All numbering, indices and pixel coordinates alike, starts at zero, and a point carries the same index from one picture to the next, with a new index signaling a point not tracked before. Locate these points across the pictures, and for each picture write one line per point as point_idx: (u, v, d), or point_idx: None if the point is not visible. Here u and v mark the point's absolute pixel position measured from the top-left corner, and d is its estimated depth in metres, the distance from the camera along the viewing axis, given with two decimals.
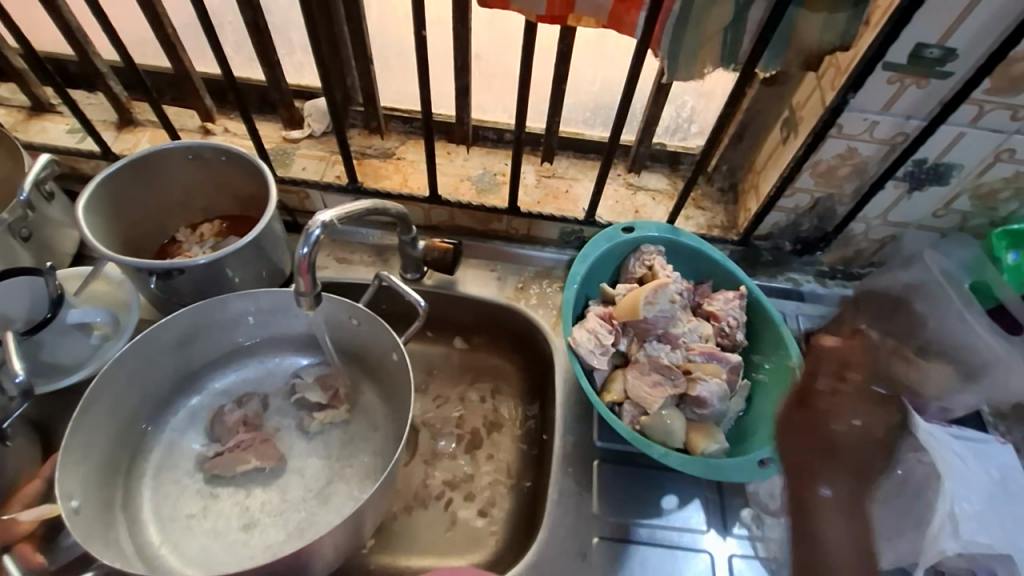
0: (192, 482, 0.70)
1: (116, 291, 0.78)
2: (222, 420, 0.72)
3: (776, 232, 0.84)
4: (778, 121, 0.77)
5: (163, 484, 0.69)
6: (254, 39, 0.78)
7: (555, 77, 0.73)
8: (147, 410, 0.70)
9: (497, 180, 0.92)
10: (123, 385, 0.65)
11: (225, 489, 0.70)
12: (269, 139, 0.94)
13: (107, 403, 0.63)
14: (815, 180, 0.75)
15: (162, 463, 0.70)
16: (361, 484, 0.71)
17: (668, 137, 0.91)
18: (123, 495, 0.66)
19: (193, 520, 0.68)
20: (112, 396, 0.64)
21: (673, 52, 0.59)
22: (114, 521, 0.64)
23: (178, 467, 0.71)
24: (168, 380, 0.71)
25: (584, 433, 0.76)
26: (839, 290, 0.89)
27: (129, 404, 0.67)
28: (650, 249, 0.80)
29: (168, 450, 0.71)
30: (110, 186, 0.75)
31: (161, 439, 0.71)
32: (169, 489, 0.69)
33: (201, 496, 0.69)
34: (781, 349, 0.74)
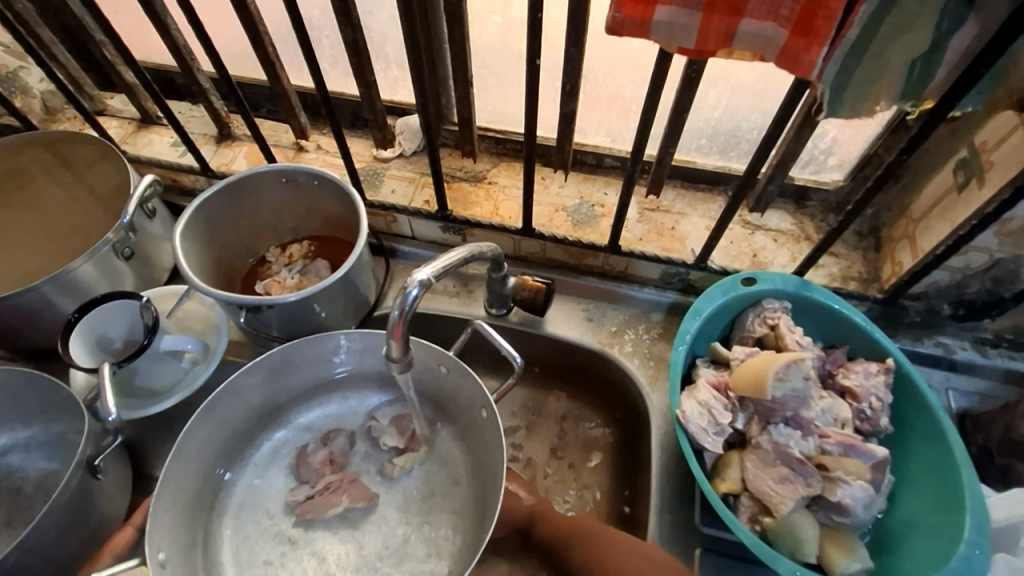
0: (269, 524, 0.67)
1: (208, 314, 0.77)
2: (307, 461, 0.70)
3: (931, 292, 0.71)
4: (952, 162, 0.63)
5: (247, 522, 0.67)
6: (352, 59, 0.74)
7: (677, 107, 0.64)
8: (230, 446, 0.68)
9: (595, 212, 0.83)
10: (211, 425, 0.63)
11: (307, 533, 0.67)
12: (359, 158, 0.91)
13: (195, 448, 0.62)
14: (1000, 239, 0.61)
15: (243, 499, 0.68)
16: (438, 544, 0.66)
17: (798, 169, 0.78)
18: (205, 534, 0.65)
19: (267, 567, 0.65)
20: (202, 439, 0.63)
21: (838, 83, 0.49)
22: (196, 565, 0.62)
23: (255, 507, 0.68)
24: (250, 414, 0.69)
25: (685, 514, 0.67)
26: (1005, 363, 0.73)
27: (219, 440, 0.66)
28: (774, 305, 0.68)
29: (250, 487, 0.69)
30: (207, 210, 0.73)
31: (242, 474, 0.69)
32: (247, 531, 0.67)
33: (278, 542, 0.66)
34: (936, 444, 0.61)
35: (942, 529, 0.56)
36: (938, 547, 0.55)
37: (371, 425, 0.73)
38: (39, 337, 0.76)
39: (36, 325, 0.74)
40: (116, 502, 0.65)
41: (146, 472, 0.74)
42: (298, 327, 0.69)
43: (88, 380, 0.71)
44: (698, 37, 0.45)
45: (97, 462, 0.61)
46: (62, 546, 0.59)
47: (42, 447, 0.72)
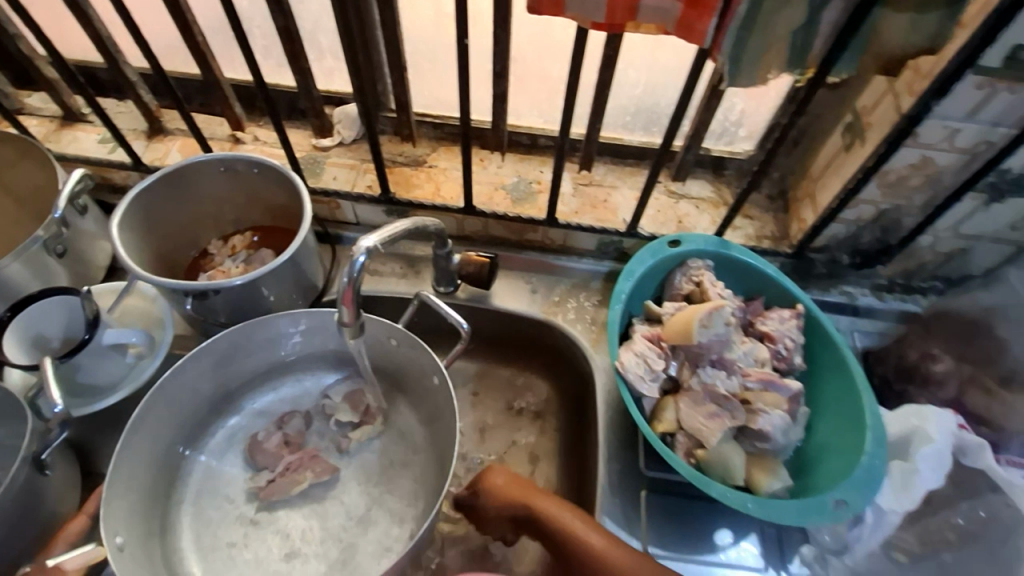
0: (231, 510, 0.68)
1: (150, 308, 0.76)
2: (261, 448, 0.70)
3: (832, 244, 0.79)
4: (840, 126, 0.71)
5: (205, 510, 0.68)
6: (285, 46, 0.75)
7: (600, 83, 0.69)
8: (185, 434, 0.68)
9: (532, 189, 0.88)
10: (162, 412, 0.63)
11: (266, 514, 0.68)
12: (298, 148, 0.91)
13: (147, 435, 0.62)
14: (883, 191, 0.69)
15: (202, 487, 0.69)
16: (396, 511, 0.69)
17: (713, 141, 0.86)
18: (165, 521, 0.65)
19: (232, 548, 0.66)
20: (153, 426, 0.63)
21: (734, 58, 0.55)
22: (155, 552, 0.63)
23: (214, 493, 0.69)
24: (201, 401, 0.69)
25: (630, 460, 0.72)
26: (899, 304, 0.82)
27: (170, 428, 0.66)
28: (698, 264, 0.75)
29: (207, 475, 0.69)
30: (143, 202, 0.73)
31: (198, 464, 0.70)
32: (208, 517, 0.67)
33: (241, 525, 0.67)
34: (841, 373, 0.69)
35: (850, 444, 0.64)
36: (847, 460, 0.63)
37: (325, 404, 0.74)
38: None
39: None
40: (66, 500, 0.64)
41: (95, 472, 0.72)
42: (246, 311, 0.70)
43: (26, 379, 0.69)
44: (607, 10, 0.49)
45: (43, 458, 0.60)
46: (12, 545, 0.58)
47: None
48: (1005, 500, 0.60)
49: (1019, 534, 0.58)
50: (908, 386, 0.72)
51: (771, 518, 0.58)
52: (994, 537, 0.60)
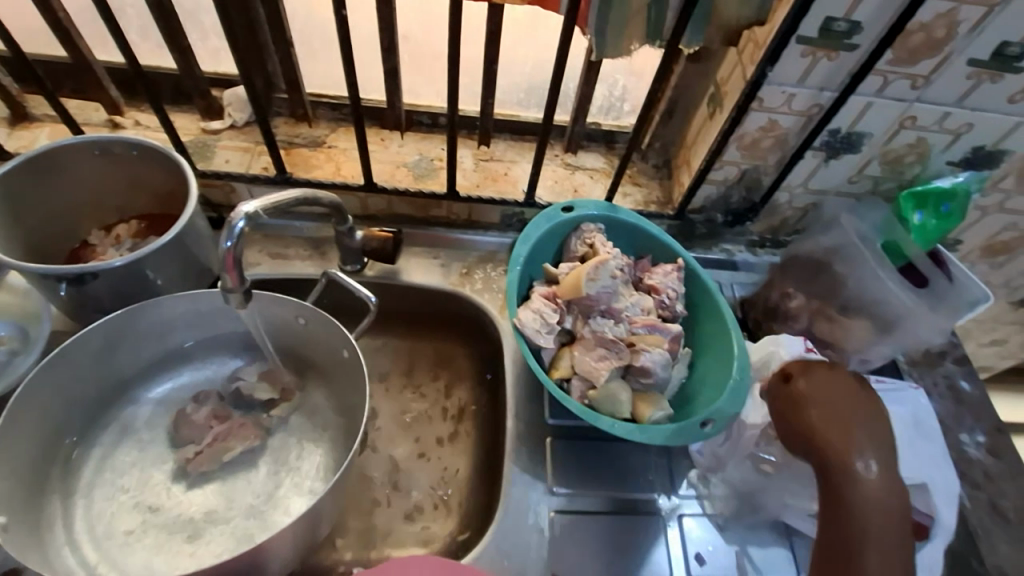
0: (130, 498, 0.66)
1: (24, 303, 0.71)
2: (190, 420, 0.70)
3: (708, 205, 0.88)
4: (704, 97, 0.79)
5: (119, 494, 0.66)
6: (160, 22, 0.72)
7: (486, 57, 0.73)
8: (75, 422, 0.66)
9: (434, 165, 0.90)
10: (51, 393, 0.61)
11: (185, 491, 0.67)
12: (185, 131, 0.88)
13: (33, 417, 0.60)
14: (741, 153, 0.78)
15: (93, 478, 0.66)
16: (313, 478, 0.70)
17: (602, 116, 0.92)
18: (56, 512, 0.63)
19: (131, 536, 0.64)
20: (40, 408, 0.60)
21: (598, 30, 0.60)
22: (45, 539, 0.60)
23: (108, 481, 0.67)
24: (90, 390, 0.66)
25: (535, 411, 0.77)
26: (769, 258, 0.93)
27: (61, 411, 0.63)
28: (591, 227, 0.80)
29: (99, 464, 0.67)
30: (6, 188, 0.69)
31: (91, 454, 0.67)
32: (107, 506, 0.65)
33: (144, 510, 0.66)
34: (717, 318, 0.77)
35: (721, 378, 0.72)
36: (717, 391, 0.71)
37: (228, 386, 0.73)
38: None
39: None
40: None
41: None
42: (133, 295, 0.68)
43: None
44: None
45: None
46: None
47: None
48: None
49: None
50: (774, 324, 0.82)
51: (651, 440, 0.64)
52: None
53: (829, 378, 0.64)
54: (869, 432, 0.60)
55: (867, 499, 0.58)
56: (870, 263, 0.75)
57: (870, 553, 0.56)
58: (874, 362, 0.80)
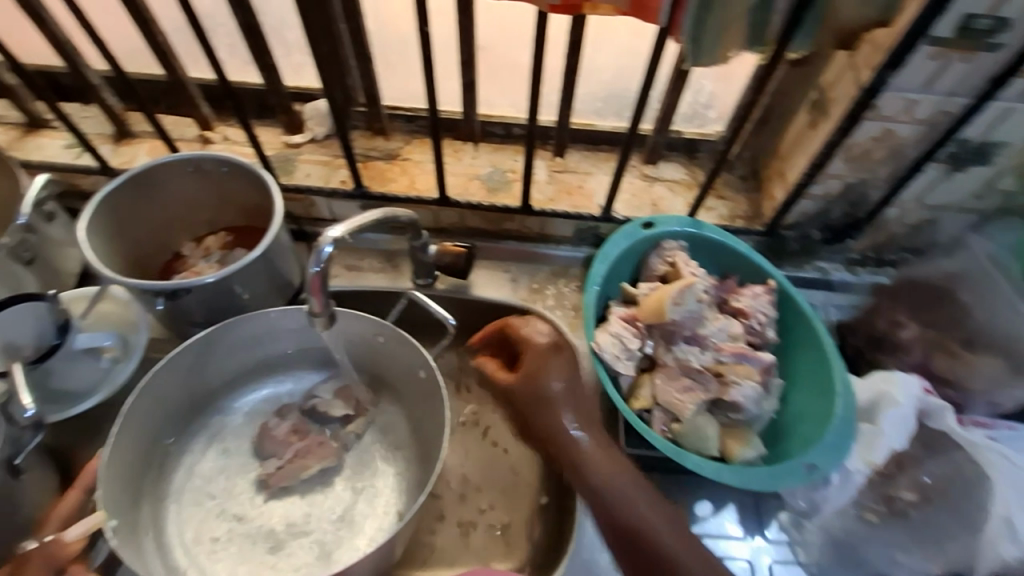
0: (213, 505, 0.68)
1: (123, 311, 0.75)
2: (272, 435, 0.71)
3: (803, 221, 0.80)
4: (805, 103, 0.72)
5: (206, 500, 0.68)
6: (249, 43, 0.74)
7: (567, 68, 0.70)
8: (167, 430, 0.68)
9: (507, 177, 0.88)
10: (150, 404, 0.64)
11: (265, 504, 0.69)
12: (269, 146, 0.90)
13: (135, 427, 0.63)
14: (848, 165, 0.71)
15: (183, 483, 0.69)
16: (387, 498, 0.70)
17: (685, 124, 0.86)
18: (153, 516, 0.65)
19: (216, 543, 0.66)
20: (141, 418, 0.63)
21: (695, 37, 0.56)
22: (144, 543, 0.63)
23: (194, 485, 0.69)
24: (181, 399, 0.69)
25: (611, 439, 0.73)
26: (871, 278, 0.83)
27: (157, 421, 0.67)
28: (672, 244, 0.76)
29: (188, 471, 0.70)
30: (110, 206, 0.73)
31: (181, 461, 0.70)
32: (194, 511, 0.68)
33: (226, 515, 0.68)
34: (814, 346, 0.70)
35: (821, 413, 0.65)
36: (817, 427, 0.64)
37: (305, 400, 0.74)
38: None
39: None
40: (42, 507, 0.64)
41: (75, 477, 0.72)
42: (222, 309, 0.70)
43: None
44: None
45: (17, 462, 0.60)
46: None
47: None
48: (965, 456, 0.64)
49: (979, 488, 0.62)
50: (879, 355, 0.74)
51: (743, 485, 0.59)
52: (960, 490, 0.64)
53: (560, 377, 0.62)
54: (562, 398, 0.61)
55: (618, 483, 0.58)
56: (1008, 295, 0.68)
57: (674, 543, 0.55)
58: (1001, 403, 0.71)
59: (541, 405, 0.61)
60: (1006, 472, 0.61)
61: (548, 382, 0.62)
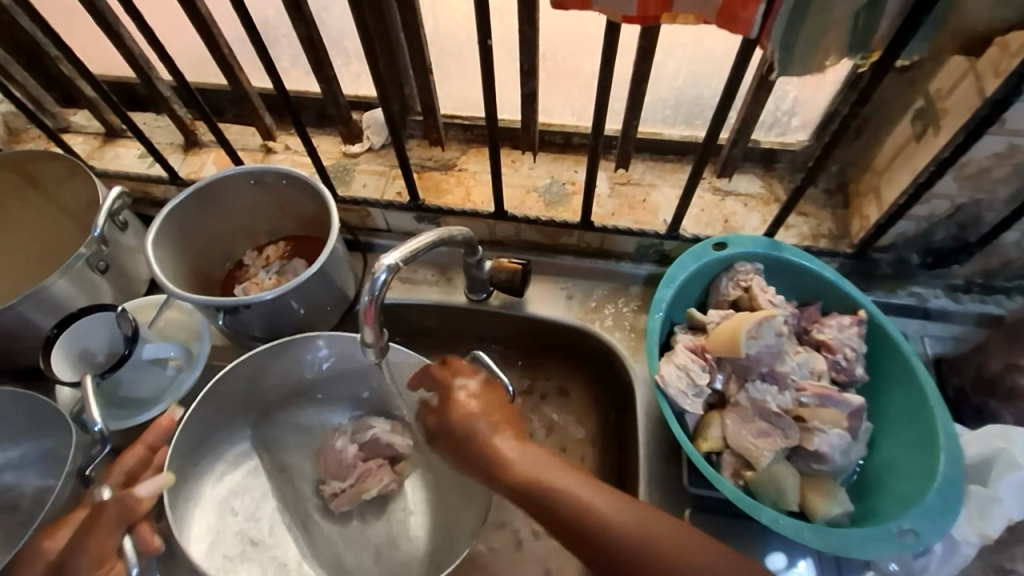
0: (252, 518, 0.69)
1: (189, 321, 0.77)
2: (340, 455, 0.70)
3: (899, 243, 0.72)
4: (908, 112, 0.64)
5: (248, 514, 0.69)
6: (309, 55, 0.73)
7: (636, 77, 0.65)
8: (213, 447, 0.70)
9: (566, 190, 0.84)
10: (235, 386, 0.69)
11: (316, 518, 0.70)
12: (327, 155, 0.90)
13: (218, 399, 0.69)
14: (959, 184, 0.62)
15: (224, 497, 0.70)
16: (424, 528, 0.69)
17: (763, 133, 0.79)
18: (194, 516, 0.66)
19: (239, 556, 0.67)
20: (226, 393, 0.69)
21: (786, 44, 0.50)
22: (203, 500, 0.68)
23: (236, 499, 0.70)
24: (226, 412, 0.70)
25: (673, 477, 0.67)
26: (976, 306, 0.74)
27: (244, 398, 0.72)
28: (746, 267, 0.69)
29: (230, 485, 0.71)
30: (177, 219, 0.74)
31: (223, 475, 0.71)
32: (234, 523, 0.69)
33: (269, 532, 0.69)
34: (910, 388, 0.62)
35: (918, 468, 0.58)
36: (915, 485, 0.57)
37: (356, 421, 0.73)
38: (16, 356, 0.75)
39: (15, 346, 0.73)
40: None
41: None
42: (282, 325, 0.71)
43: (75, 395, 0.72)
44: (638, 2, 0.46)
45: (87, 472, 0.66)
46: None
47: (35, 464, 0.71)
48: None
49: None
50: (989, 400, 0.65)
51: (828, 549, 0.53)
52: None
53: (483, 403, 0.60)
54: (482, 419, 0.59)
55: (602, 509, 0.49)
56: None
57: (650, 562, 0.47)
58: None
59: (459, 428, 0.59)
60: None
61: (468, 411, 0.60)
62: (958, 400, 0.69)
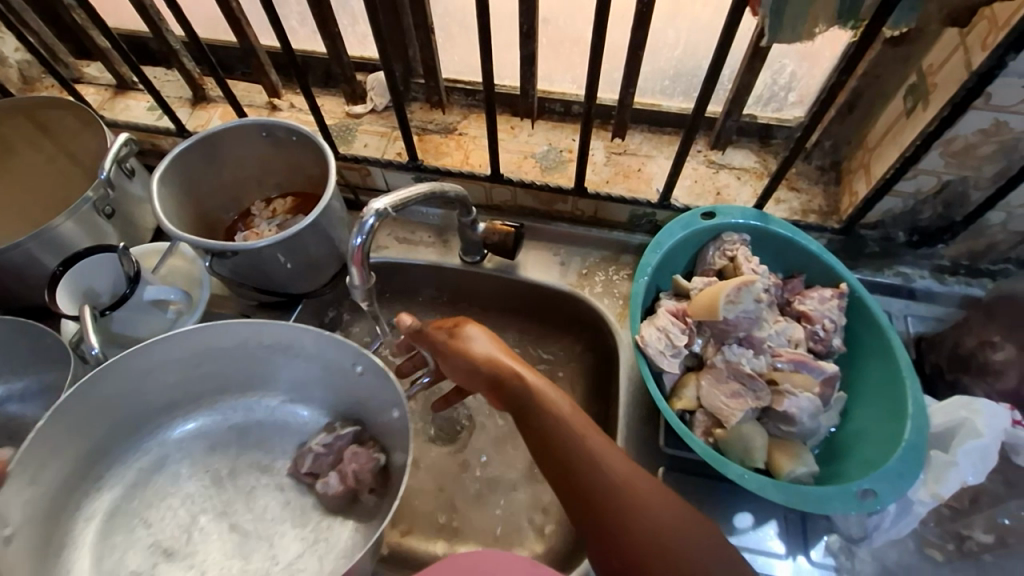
0: (218, 532, 0.66)
1: (190, 268, 0.80)
2: (309, 457, 0.68)
3: (887, 220, 0.73)
4: (902, 88, 0.65)
5: (233, 520, 0.67)
6: (314, 9, 0.74)
7: (633, 43, 0.65)
8: (154, 410, 0.69)
9: (562, 157, 0.85)
10: (145, 370, 0.65)
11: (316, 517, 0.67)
12: (331, 114, 0.91)
13: (129, 379, 0.64)
14: (946, 160, 0.63)
15: (130, 489, 0.68)
16: (358, 522, 0.67)
17: (760, 108, 0.79)
18: None
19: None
20: (133, 377, 0.65)
21: (776, 10, 0.51)
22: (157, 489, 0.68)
23: (255, 469, 0.70)
24: (82, 447, 0.64)
25: (650, 438, 0.69)
26: (962, 288, 0.75)
27: (168, 380, 0.68)
28: (733, 238, 0.71)
29: (158, 471, 0.69)
30: (184, 163, 0.76)
31: (125, 474, 0.68)
32: (171, 543, 0.65)
33: (285, 506, 0.68)
34: (887, 361, 0.63)
35: (888, 437, 0.59)
36: (882, 452, 0.59)
37: (342, 374, 0.68)
38: (20, 292, 0.78)
39: (20, 283, 0.76)
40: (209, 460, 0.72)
41: None
42: (278, 278, 0.75)
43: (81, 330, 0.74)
44: None
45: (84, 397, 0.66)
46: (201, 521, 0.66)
47: (35, 397, 0.75)
48: None
49: None
50: (963, 377, 0.67)
51: (789, 503, 0.55)
52: None
53: (473, 334, 0.59)
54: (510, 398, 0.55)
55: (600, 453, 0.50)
56: None
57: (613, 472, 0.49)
58: None
59: (447, 356, 0.60)
60: None
61: (461, 353, 0.58)
62: (934, 376, 0.71)
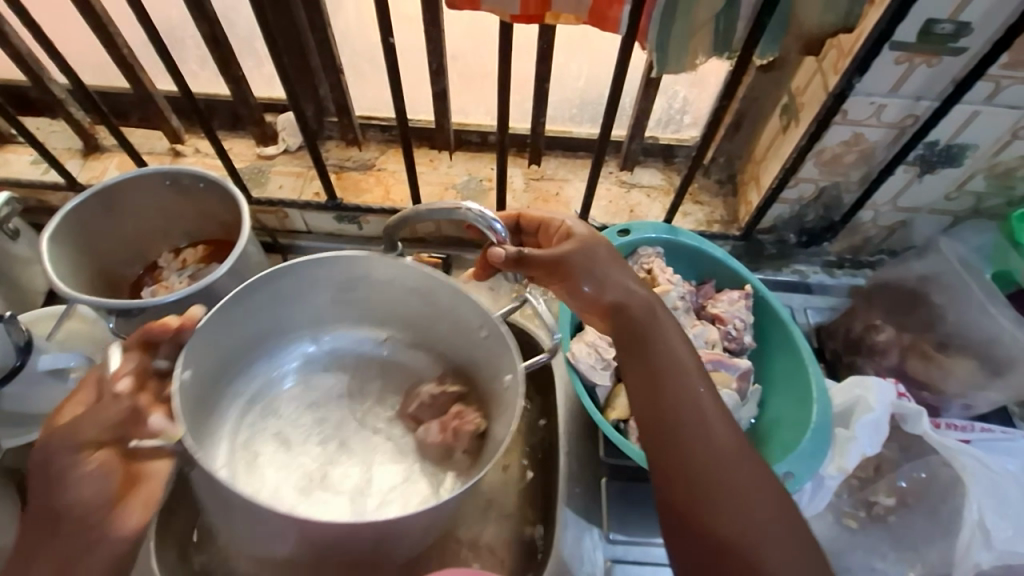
0: (328, 453, 0.69)
1: (93, 329, 0.73)
2: (423, 400, 0.69)
3: (779, 224, 0.80)
4: (777, 107, 0.72)
5: (342, 441, 0.70)
6: (215, 54, 0.73)
7: (539, 77, 0.69)
8: (298, 327, 0.72)
9: (483, 186, 0.87)
10: (270, 300, 0.65)
11: (417, 459, 0.69)
12: (241, 157, 0.88)
13: (259, 311, 0.65)
14: (820, 169, 0.71)
15: (257, 397, 0.71)
16: (452, 479, 0.67)
17: (661, 130, 0.85)
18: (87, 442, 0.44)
19: (260, 457, 0.68)
20: (258, 309, 0.65)
21: (661, 44, 0.56)
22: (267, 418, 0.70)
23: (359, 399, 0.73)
24: (224, 352, 0.65)
25: (590, 450, 0.72)
26: (850, 280, 0.83)
27: (296, 312, 0.69)
28: (648, 251, 0.75)
29: (272, 390, 0.72)
30: (77, 219, 0.72)
31: (242, 395, 0.70)
32: (293, 436, 0.69)
33: (388, 441, 0.70)
34: (790, 351, 0.70)
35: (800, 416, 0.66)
36: (795, 433, 0.65)
37: (468, 333, 0.66)
38: None
39: None
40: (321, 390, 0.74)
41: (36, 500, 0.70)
42: None
43: None
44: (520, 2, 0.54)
45: None
46: (304, 458, 0.68)
47: None
48: (943, 461, 0.65)
49: (954, 493, 0.63)
50: (857, 359, 0.75)
51: None
52: (935, 493, 0.65)
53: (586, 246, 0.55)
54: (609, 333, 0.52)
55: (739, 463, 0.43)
56: (978, 295, 0.67)
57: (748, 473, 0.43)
58: (979, 408, 0.71)
59: (550, 274, 0.56)
60: (981, 476, 0.62)
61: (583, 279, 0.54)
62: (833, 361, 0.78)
